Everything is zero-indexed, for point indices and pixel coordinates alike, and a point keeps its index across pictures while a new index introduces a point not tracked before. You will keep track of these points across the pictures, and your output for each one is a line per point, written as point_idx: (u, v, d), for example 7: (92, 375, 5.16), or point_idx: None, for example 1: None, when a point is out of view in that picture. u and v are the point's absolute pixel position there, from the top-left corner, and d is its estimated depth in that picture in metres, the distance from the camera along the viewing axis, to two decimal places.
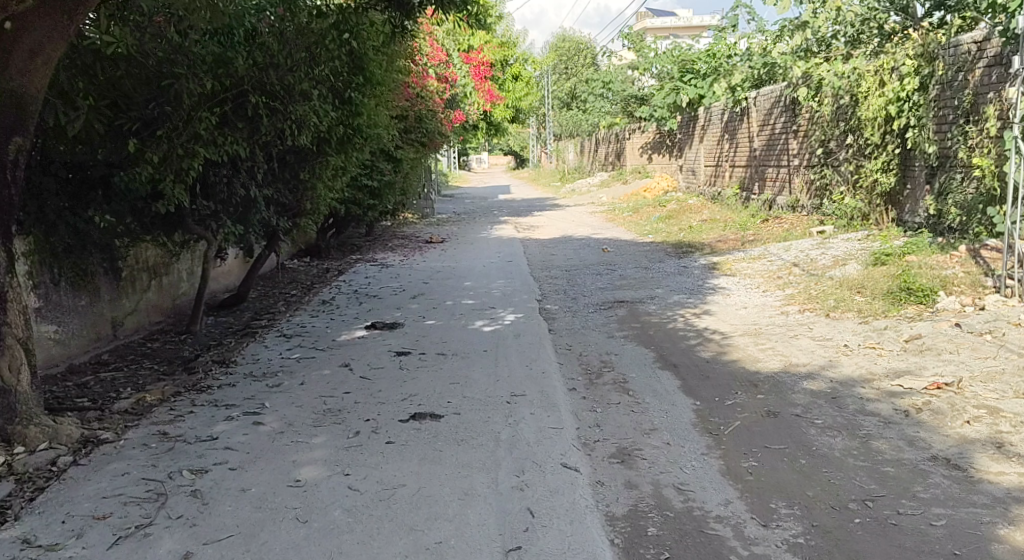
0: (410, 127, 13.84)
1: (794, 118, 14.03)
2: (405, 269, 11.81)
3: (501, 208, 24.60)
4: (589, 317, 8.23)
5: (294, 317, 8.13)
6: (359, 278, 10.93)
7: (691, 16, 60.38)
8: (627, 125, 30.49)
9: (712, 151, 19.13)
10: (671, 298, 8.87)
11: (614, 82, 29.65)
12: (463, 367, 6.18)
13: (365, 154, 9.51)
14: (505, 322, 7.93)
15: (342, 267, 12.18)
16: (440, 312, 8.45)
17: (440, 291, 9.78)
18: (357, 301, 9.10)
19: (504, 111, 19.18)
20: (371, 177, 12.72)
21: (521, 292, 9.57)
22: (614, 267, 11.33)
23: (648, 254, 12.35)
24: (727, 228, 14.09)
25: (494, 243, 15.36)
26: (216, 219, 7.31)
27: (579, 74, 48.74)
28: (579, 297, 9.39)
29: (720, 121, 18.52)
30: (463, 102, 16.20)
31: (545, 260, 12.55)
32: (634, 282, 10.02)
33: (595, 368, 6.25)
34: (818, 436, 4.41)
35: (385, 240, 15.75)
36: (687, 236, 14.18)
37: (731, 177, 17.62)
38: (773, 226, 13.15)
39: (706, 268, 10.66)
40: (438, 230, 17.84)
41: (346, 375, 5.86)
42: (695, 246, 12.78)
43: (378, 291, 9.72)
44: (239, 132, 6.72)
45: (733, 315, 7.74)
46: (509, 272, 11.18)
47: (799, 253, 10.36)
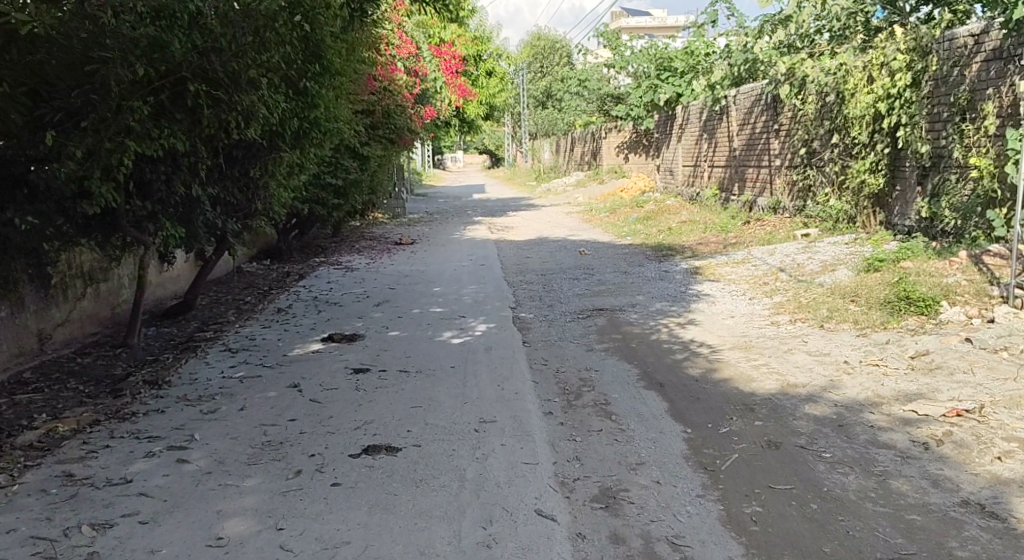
0: (376, 123, 13.19)
1: (776, 117, 13.52)
2: (370, 273, 11.17)
3: (474, 208, 23.96)
4: (565, 327, 7.63)
5: (244, 328, 7.48)
6: (320, 283, 10.28)
7: (667, 16, 60.08)
8: (603, 124, 29.97)
9: (691, 150, 18.60)
10: (652, 306, 8.30)
11: (590, 80, 29.12)
12: (426, 387, 5.56)
13: (324, 151, 8.89)
14: (475, 334, 7.31)
15: (304, 271, 11.53)
16: (405, 322, 7.81)
17: (406, 298, 9.14)
18: (316, 309, 8.45)
19: (477, 108, 18.58)
20: (334, 175, 12.09)
21: (493, 300, 8.95)
22: (591, 272, 10.75)
23: (626, 257, 11.80)
24: (708, 230, 13.56)
25: (466, 245, 14.72)
26: (155, 222, 6.70)
27: (554, 73, 48.20)
28: (553, 304, 8.78)
29: (699, 120, 17.99)
30: (433, 98, 15.56)
31: (519, 264, 11.94)
32: (612, 288, 9.43)
33: (573, 386, 5.67)
34: (829, 473, 3.85)
35: (352, 241, 15.10)
36: (666, 238, 13.64)
37: (711, 177, 17.09)
38: (756, 228, 12.63)
39: (688, 273, 10.11)
40: (408, 231, 17.19)
41: (294, 397, 5.25)
42: (675, 249, 12.24)
43: (340, 298, 9.08)
44: (177, 124, 6.22)
45: (720, 325, 7.17)
46: (482, 277, 10.55)
47: (785, 257, 9.84)
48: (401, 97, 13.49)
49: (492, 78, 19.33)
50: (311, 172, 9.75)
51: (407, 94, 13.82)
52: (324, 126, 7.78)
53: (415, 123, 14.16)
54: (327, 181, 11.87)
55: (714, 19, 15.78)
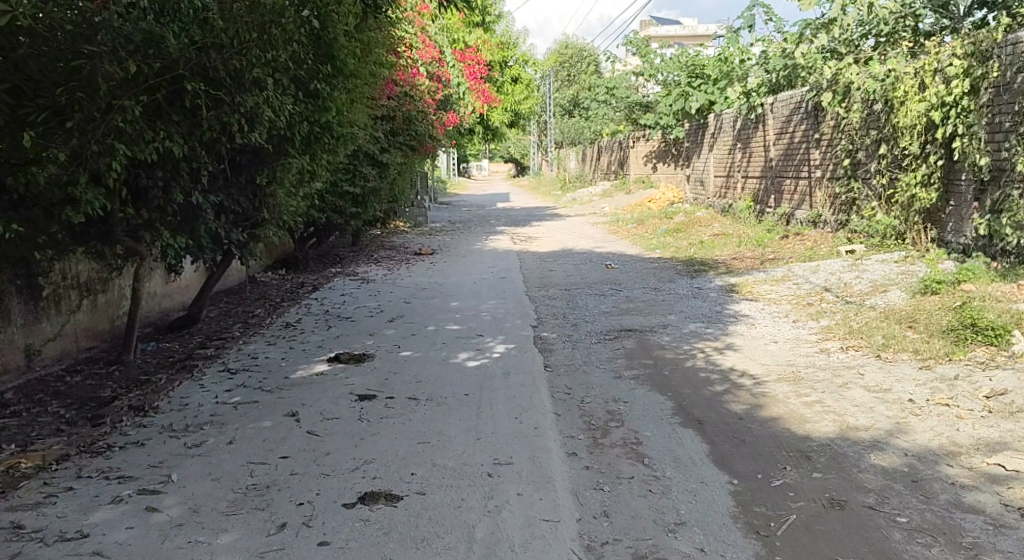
0: (398, 129, 12.72)
1: (817, 126, 12.89)
2: (388, 285, 10.67)
3: (498, 217, 23.46)
4: (591, 350, 7.06)
5: (246, 345, 6.95)
6: (335, 295, 9.78)
7: (696, 25, 59.45)
8: (632, 133, 29.38)
9: (723, 160, 17.96)
10: (686, 327, 7.71)
11: (618, 88, 28.54)
12: (437, 419, 5.00)
13: (339, 158, 8.41)
14: (493, 356, 6.74)
15: (318, 282, 11.04)
16: (418, 341, 7.26)
17: (422, 314, 8.60)
18: (326, 324, 7.93)
19: (502, 114, 18.07)
20: (351, 183, 11.63)
21: (513, 318, 8.38)
22: (619, 288, 10.17)
23: (657, 272, 11.21)
24: (742, 244, 12.94)
25: (488, 256, 14.18)
26: (151, 230, 6.16)
27: (582, 81, 47.65)
28: (582, 323, 8.23)
29: (732, 129, 17.37)
30: (457, 104, 15.08)
31: (544, 277, 11.39)
32: (642, 306, 8.85)
33: (600, 419, 5.08)
34: (907, 546, 3.31)
35: (372, 251, 14.60)
36: (698, 252, 13.03)
37: (745, 189, 16.47)
38: (795, 243, 12.01)
39: (724, 291, 9.51)
40: (430, 241, 16.71)
41: (290, 428, 4.70)
42: (708, 263, 11.64)
43: (352, 313, 8.56)
44: (174, 126, 5.68)
45: (762, 351, 6.58)
46: (502, 292, 9.97)
47: (829, 277, 9.21)
48: (423, 102, 13.02)
49: (519, 84, 18.84)
50: (326, 178, 9.26)
51: (430, 100, 13.36)
52: (337, 131, 7.30)
53: (437, 129, 13.69)
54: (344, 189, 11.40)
55: (750, 24, 15.17)
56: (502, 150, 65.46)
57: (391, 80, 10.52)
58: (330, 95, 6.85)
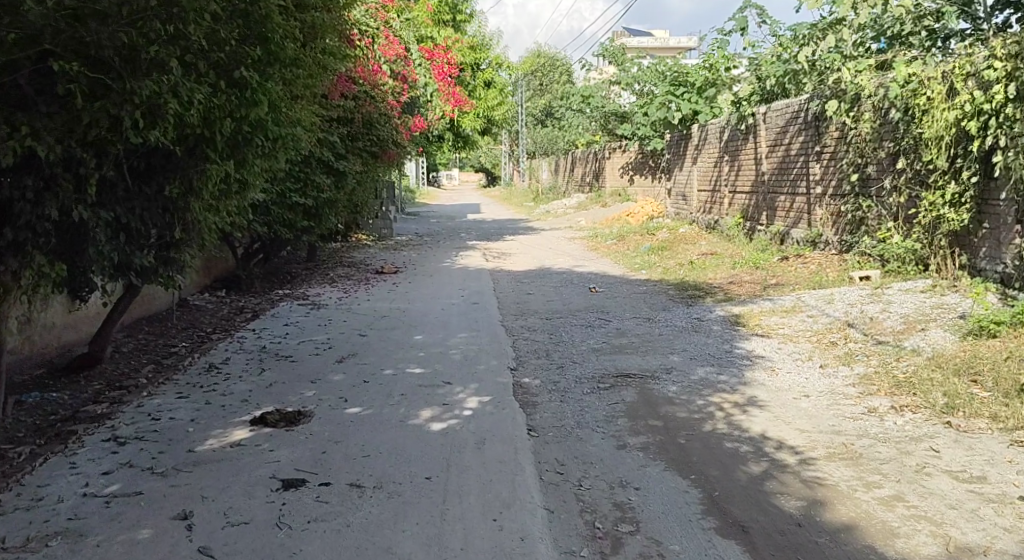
0: (356, 133, 11.37)
1: (816, 138, 11.54)
2: (340, 312, 9.30)
3: (468, 230, 22.03)
4: (583, 404, 5.72)
5: (151, 399, 5.58)
6: (277, 327, 8.39)
7: (668, 38, 58.69)
8: (607, 143, 28.17)
9: (708, 174, 16.73)
10: (692, 371, 6.38)
11: (593, 97, 27.33)
12: (387, 523, 3.69)
13: (282, 166, 7.07)
14: (461, 416, 5.38)
15: (260, 308, 9.69)
16: (371, 392, 5.91)
17: (377, 353, 7.23)
18: (258, 369, 6.56)
19: (472, 121, 16.71)
20: (300, 194, 10.29)
21: (487, 358, 7.02)
22: (604, 319, 8.84)
23: (645, 300, 9.87)
24: (736, 265, 11.66)
25: (457, 276, 12.80)
26: (20, 256, 4.78)
27: (555, 91, 46.49)
28: (569, 364, 6.88)
29: (718, 140, 16.12)
30: (420, 107, 13.69)
31: (521, 302, 10.07)
32: (636, 343, 7.53)
33: (606, 518, 3.79)
34: None
35: (326, 268, 13.17)
36: (689, 273, 11.73)
37: (732, 205, 15.23)
38: (796, 265, 10.70)
39: (727, 322, 8.22)
40: (393, 256, 15.27)
41: (174, 545, 3.46)
42: (702, 288, 10.32)
43: (292, 353, 7.19)
44: (46, 121, 4.36)
45: (796, 410, 5.28)
46: (474, 323, 8.60)
47: (848, 308, 7.89)
48: (385, 103, 11.70)
49: (492, 89, 17.48)
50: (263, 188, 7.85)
51: (393, 102, 12.10)
52: (273, 129, 5.97)
53: (402, 135, 12.38)
54: (292, 201, 10.07)
55: (744, 27, 13.95)
56: (472, 160, 64.03)
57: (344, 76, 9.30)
58: (264, 86, 5.52)
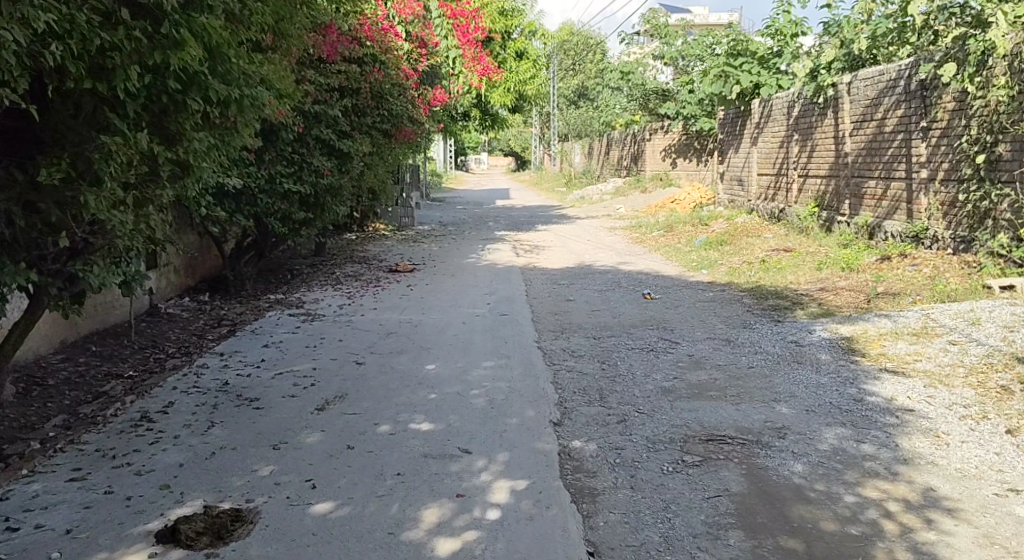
0: (363, 105, 9.51)
1: (921, 110, 9.57)
2: (336, 326, 7.48)
3: (499, 218, 20.13)
4: (669, 497, 3.80)
5: (27, 487, 3.85)
6: (253, 348, 6.58)
7: (707, 16, 56.30)
8: (646, 123, 26.17)
9: (772, 156, 14.71)
10: (818, 435, 4.46)
11: (633, 74, 25.23)
12: None
13: (248, 144, 5.29)
14: (485, 522, 3.54)
15: (242, 319, 7.92)
16: (353, 469, 4.08)
17: (374, 394, 5.37)
18: (207, 421, 4.76)
19: (505, 97, 14.85)
20: (294, 179, 8.51)
21: (522, 406, 5.12)
22: (670, 341, 6.91)
23: (715, 314, 7.92)
24: (822, 264, 9.70)
25: (483, 275, 10.89)
26: None
27: (588, 71, 44.37)
28: (637, 417, 4.97)
29: (785, 116, 14.10)
30: (440, 75, 11.79)
31: (563, 313, 8.18)
32: (725, 380, 5.62)
33: None
34: None
35: (333, 266, 11.36)
36: (763, 275, 9.80)
37: (805, 191, 13.23)
38: (899, 267, 8.76)
39: (837, 348, 6.28)
40: (413, 250, 13.45)
41: None
42: (787, 297, 8.40)
43: (260, 393, 5.36)
44: None
45: (1014, 528, 3.39)
46: (504, 348, 6.69)
47: (1006, 333, 5.87)
48: (398, 70, 9.84)
49: (524, 60, 15.32)
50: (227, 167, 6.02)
51: (409, 71, 10.33)
52: (216, 86, 4.23)
53: (420, 110, 10.51)
54: (282, 186, 8.32)
55: None
56: (501, 142, 62.03)
57: (332, 31, 7.84)
58: (192, 16, 3.81)
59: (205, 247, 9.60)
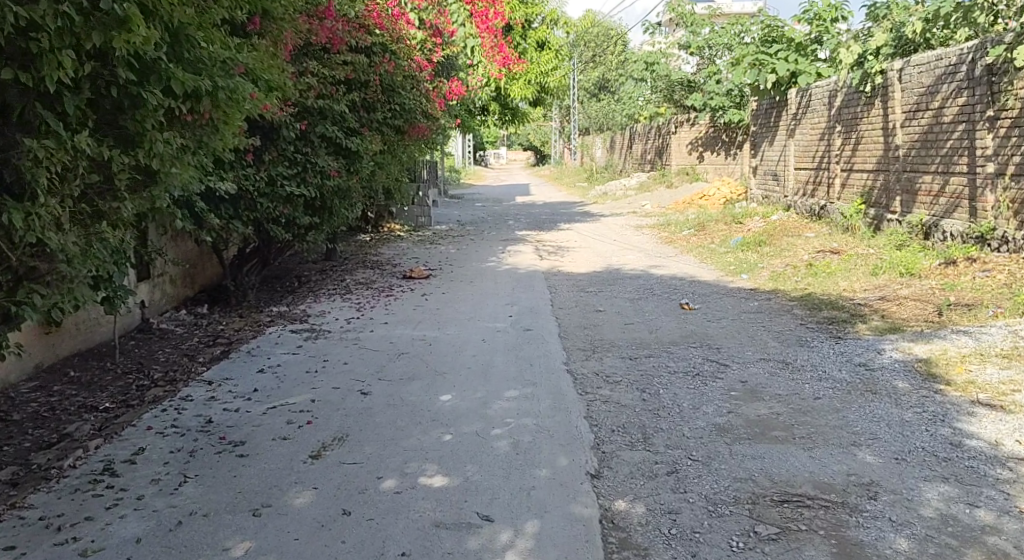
0: (374, 100, 8.70)
1: (991, 98, 8.85)
2: (341, 346, 6.70)
3: (519, 216, 19.35)
4: None
5: None
6: (245, 373, 5.81)
7: (729, 6, 55.21)
8: (671, 115, 25.34)
9: (810, 149, 13.86)
10: (918, 496, 3.68)
11: (657, 64, 24.11)
12: None
13: (230, 144, 4.53)
14: None
15: (239, 335, 7.17)
16: (348, 547, 3.31)
17: (379, 435, 4.59)
18: (179, 473, 4.00)
19: (525, 90, 14.03)
20: (297, 181, 7.74)
21: (553, 453, 4.33)
22: (718, 362, 6.11)
23: (765, 329, 7.13)
24: (877, 268, 8.94)
25: (505, 281, 10.12)
26: None
27: (608, 63, 43.48)
28: (691, 467, 4.19)
29: (825, 107, 13.25)
30: (456, 66, 10.99)
31: (595, 329, 7.40)
32: (791, 418, 4.82)
33: None
34: None
35: (343, 272, 10.61)
36: (811, 281, 9.00)
37: (849, 187, 12.37)
38: (966, 271, 8.05)
39: (915, 374, 5.48)
40: (430, 252, 12.72)
41: None
42: (844, 307, 7.64)
43: (246, 433, 4.59)
44: None
45: None
46: (528, 372, 5.90)
47: None
48: (408, 61, 9.04)
49: (547, 51, 14.46)
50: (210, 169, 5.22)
51: (423, 62, 9.60)
52: (181, 75, 3.46)
53: (434, 104, 9.74)
54: (283, 189, 7.55)
55: None
56: (520, 137, 61.25)
57: (329, 14, 7.09)
58: None
59: (203, 254, 8.85)
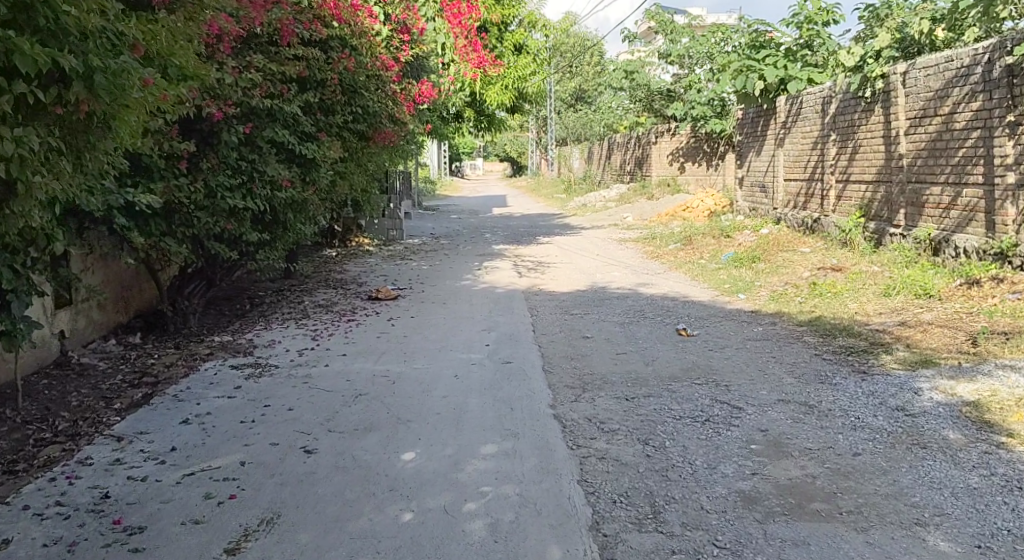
0: (332, 102, 7.73)
1: (1013, 103, 8.07)
2: (287, 386, 5.72)
3: (495, 229, 18.42)
4: None
5: None
6: (166, 425, 4.83)
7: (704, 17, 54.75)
8: (651, 124, 24.55)
9: (802, 158, 13.06)
10: None
11: (637, 73, 23.35)
12: None
13: (127, 145, 3.57)
14: None
15: (170, 372, 6.19)
16: None
17: (320, 515, 3.63)
18: None
19: (501, 96, 13.12)
20: (242, 193, 6.73)
21: (542, 540, 3.44)
22: (729, 404, 5.21)
23: (775, 360, 6.23)
24: (889, 288, 8.10)
25: (479, 302, 9.17)
26: None
27: (584, 73, 42.77)
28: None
29: (818, 113, 12.45)
30: (425, 67, 10.05)
31: (582, 361, 6.47)
32: (832, 483, 3.93)
33: None
34: None
35: (301, 292, 9.63)
36: (817, 302, 8.15)
37: (846, 198, 11.58)
38: (994, 294, 7.23)
39: (970, 423, 4.60)
40: (398, 269, 11.76)
41: None
42: (861, 334, 6.77)
43: (148, 517, 3.61)
44: None
45: None
46: (507, 420, 4.96)
47: None
48: (368, 59, 8.07)
49: (523, 55, 13.54)
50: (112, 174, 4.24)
51: (389, 61, 8.66)
52: (25, 47, 2.59)
53: (400, 108, 8.79)
54: (225, 201, 6.54)
55: None
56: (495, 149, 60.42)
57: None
58: None
59: (139, 276, 7.85)
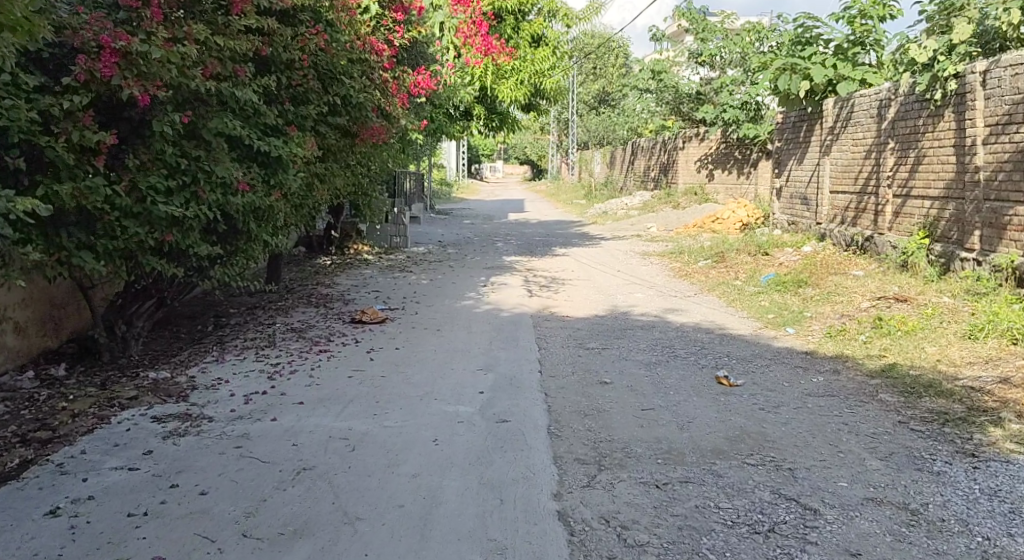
0: (303, 87, 6.39)
1: None
2: (212, 451, 4.37)
3: (509, 237, 17.05)
4: None
5: None
6: (25, 520, 3.51)
7: None
8: (679, 128, 23.10)
9: (852, 168, 11.62)
10: None
11: (665, 74, 21.89)
12: None
13: None
14: None
15: (79, 422, 4.90)
16: None
17: None
18: None
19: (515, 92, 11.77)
20: (182, 197, 5.37)
21: None
22: (798, 503, 3.83)
23: (848, 429, 4.83)
24: (973, 328, 6.67)
25: (481, 329, 7.81)
26: None
27: (608, 76, 41.28)
28: None
29: (873, 117, 11.00)
30: (425, 53, 8.72)
31: (600, 420, 5.10)
32: None
33: None
34: None
35: (277, 311, 8.32)
36: (885, 343, 6.73)
37: (905, 215, 10.14)
38: None
39: None
40: (394, 284, 10.44)
41: None
42: (951, 393, 5.36)
43: None
44: None
45: None
46: (494, 523, 3.61)
47: None
48: (349, 39, 6.74)
49: (542, 47, 12.18)
50: None
51: (379, 45, 7.36)
52: None
53: (391, 99, 7.48)
54: (159, 208, 5.19)
55: None
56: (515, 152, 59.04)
57: None
58: None
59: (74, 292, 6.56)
